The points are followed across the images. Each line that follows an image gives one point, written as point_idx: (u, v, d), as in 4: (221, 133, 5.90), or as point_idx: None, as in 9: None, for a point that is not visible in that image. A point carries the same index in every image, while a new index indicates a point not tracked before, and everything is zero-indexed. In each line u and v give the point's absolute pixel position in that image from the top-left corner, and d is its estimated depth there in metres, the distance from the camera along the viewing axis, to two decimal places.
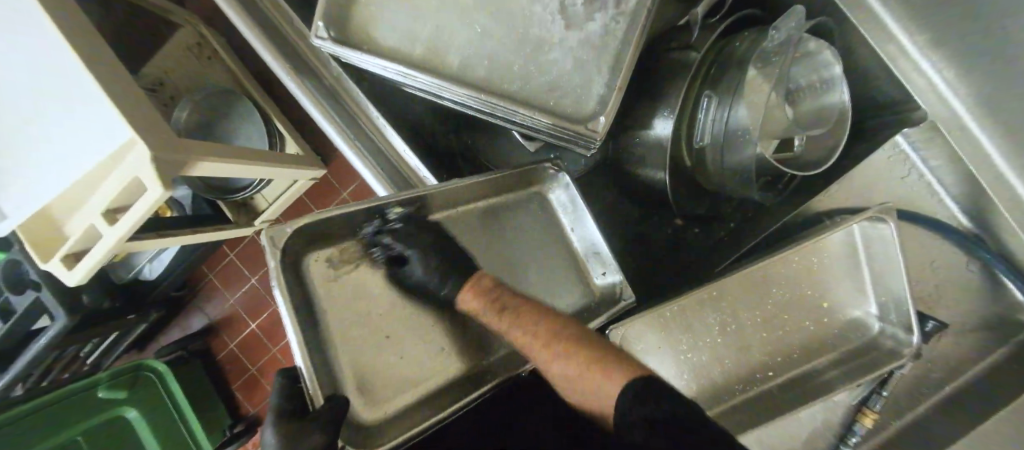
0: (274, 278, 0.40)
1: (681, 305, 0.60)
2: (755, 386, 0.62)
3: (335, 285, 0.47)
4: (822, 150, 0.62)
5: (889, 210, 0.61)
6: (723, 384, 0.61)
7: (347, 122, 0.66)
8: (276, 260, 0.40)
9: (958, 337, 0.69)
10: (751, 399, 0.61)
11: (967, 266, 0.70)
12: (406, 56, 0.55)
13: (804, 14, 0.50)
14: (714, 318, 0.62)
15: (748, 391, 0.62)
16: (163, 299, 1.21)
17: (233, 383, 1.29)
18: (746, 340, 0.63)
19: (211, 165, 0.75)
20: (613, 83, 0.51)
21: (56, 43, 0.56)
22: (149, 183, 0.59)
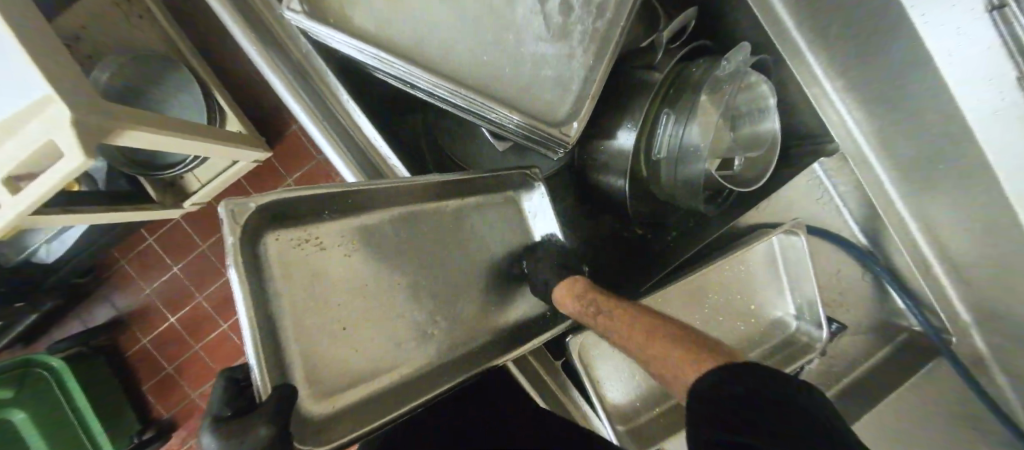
0: (232, 257, 0.33)
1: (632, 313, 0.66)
2: None
3: (302, 267, 0.40)
4: (755, 169, 0.70)
5: (800, 224, 0.71)
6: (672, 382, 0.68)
7: (314, 103, 0.63)
8: (237, 237, 0.33)
9: (856, 338, 0.80)
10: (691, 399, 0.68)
11: (863, 277, 0.82)
12: (382, 41, 0.54)
13: (750, 50, 0.58)
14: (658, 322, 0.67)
15: None
16: (60, 286, 1.06)
17: (144, 383, 1.15)
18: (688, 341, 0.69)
19: (139, 134, 0.67)
20: (585, 92, 0.54)
21: None
22: (68, 150, 0.53)
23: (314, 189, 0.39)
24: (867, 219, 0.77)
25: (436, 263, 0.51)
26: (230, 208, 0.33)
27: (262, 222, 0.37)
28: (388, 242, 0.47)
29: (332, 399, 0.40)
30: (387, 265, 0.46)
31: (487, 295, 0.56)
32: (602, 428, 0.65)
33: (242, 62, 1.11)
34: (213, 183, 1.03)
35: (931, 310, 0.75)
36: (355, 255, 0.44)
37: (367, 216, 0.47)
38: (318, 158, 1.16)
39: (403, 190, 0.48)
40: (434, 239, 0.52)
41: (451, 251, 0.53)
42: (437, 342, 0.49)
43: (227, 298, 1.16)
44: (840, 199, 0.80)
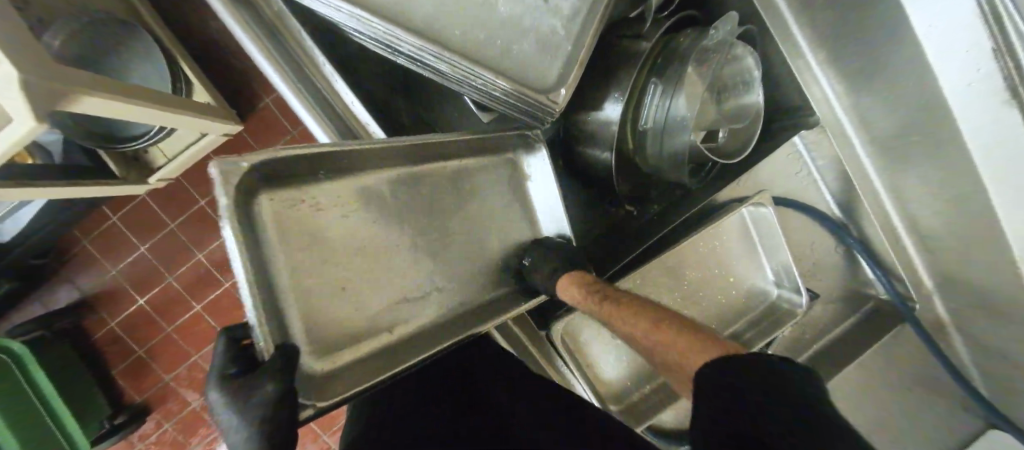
0: (226, 223, 0.33)
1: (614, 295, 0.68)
2: None
3: (294, 229, 0.42)
4: (739, 142, 0.71)
5: (767, 195, 0.70)
6: None
7: (289, 66, 0.60)
8: (230, 198, 0.33)
9: (825, 305, 0.81)
10: None
11: (835, 249, 0.82)
12: (362, 0, 0.52)
13: (736, 19, 0.57)
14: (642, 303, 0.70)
15: None
16: (16, 267, 0.99)
17: (115, 367, 1.11)
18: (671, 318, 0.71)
19: (95, 101, 0.62)
20: (574, 58, 0.52)
21: None
22: (17, 114, 0.49)
23: (304, 148, 0.38)
24: (841, 190, 0.77)
25: (424, 227, 0.52)
26: (222, 171, 0.33)
27: (253, 181, 0.38)
28: (377, 202, 0.48)
29: (327, 360, 0.43)
30: (380, 223, 0.48)
31: (472, 263, 0.56)
32: (576, 384, 0.67)
33: (209, 28, 1.05)
34: (181, 156, 0.97)
35: (897, 277, 0.76)
36: (343, 215, 0.45)
37: (359, 173, 0.47)
38: (292, 132, 1.11)
39: (398, 152, 0.48)
40: (426, 200, 0.53)
41: (443, 216, 0.53)
42: (413, 320, 0.49)
43: (201, 277, 1.12)
44: (816, 171, 0.79)
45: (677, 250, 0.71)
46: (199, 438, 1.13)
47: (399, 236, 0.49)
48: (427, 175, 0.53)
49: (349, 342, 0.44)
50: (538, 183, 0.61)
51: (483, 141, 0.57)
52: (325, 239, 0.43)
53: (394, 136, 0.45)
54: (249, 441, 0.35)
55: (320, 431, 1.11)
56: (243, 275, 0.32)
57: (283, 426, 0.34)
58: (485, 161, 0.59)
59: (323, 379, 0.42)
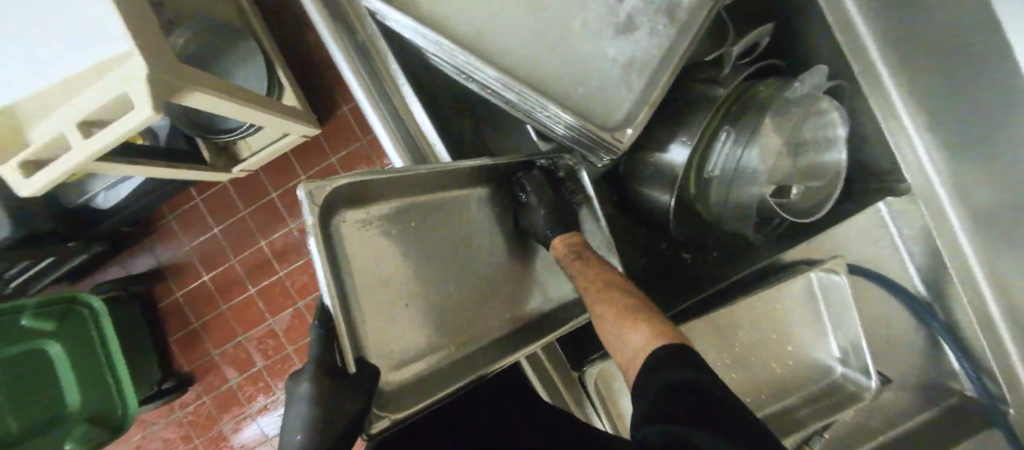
0: (312, 232, 0.36)
1: None
2: None
3: (356, 247, 0.42)
4: (811, 201, 0.66)
5: (841, 263, 0.65)
6: None
7: (372, 83, 0.64)
8: (315, 216, 0.37)
9: (898, 393, 0.72)
10: None
11: (914, 331, 0.73)
12: (449, 30, 0.55)
13: (826, 74, 0.55)
14: None
15: None
16: (110, 232, 1.12)
17: (172, 335, 1.20)
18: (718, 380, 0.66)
19: (200, 96, 0.69)
20: (645, 100, 0.52)
21: None
22: (140, 102, 0.56)
23: (375, 174, 0.41)
24: (927, 267, 0.70)
25: (470, 244, 0.54)
26: (308, 191, 0.37)
27: (335, 200, 0.40)
28: (426, 223, 0.50)
29: (398, 373, 0.44)
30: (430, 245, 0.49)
31: (513, 280, 0.58)
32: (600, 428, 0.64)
33: (307, 41, 1.16)
34: (264, 153, 1.07)
35: (989, 373, 0.66)
36: (398, 238, 0.46)
37: (415, 194, 0.49)
38: (362, 140, 1.18)
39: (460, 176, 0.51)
40: (476, 223, 0.55)
41: (484, 235, 0.55)
42: (450, 340, 0.49)
43: (259, 263, 1.20)
44: (902, 244, 0.72)
45: (731, 308, 0.66)
46: (230, 415, 1.18)
47: (445, 252, 0.51)
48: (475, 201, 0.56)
49: (394, 359, 0.44)
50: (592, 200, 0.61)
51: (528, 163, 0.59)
52: (381, 257, 0.44)
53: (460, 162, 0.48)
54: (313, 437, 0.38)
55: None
56: (324, 274, 0.36)
57: (351, 429, 0.38)
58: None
59: (396, 394, 0.43)
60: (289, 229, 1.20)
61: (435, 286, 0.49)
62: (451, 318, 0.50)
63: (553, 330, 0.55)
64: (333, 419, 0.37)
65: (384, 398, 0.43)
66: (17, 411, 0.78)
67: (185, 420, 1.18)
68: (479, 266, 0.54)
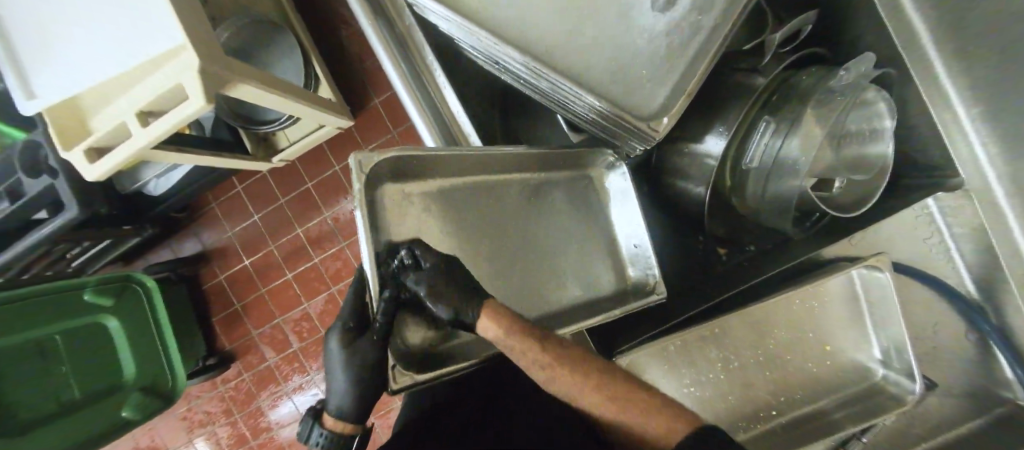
0: (358, 204, 0.39)
1: (684, 339, 0.63)
2: (759, 425, 0.63)
3: (399, 219, 0.47)
4: (855, 195, 0.63)
5: (886, 260, 0.62)
6: (726, 420, 0.62)
7: (410, 74, 0.65)
8: (362, 185, 0.40)
9: (944, 399, 0.68)
10: (751, 439, 0.62)
11: (965, 335, 0.68)
12: (483, 20, 0.56)
13: (873, 61, 0.52)
14: (716, 354, 0.63)
15: (750, 431, 0.63)
16: (161, 217, 1.19)
17: (214, 315, 1.27)
18: (749, 377, 0.64)
19: (248, 88, 0.73)
20: (682, 89, 0.51)
21: None
22: (194, 93, 0.60)
23: (421, 152, 0.44)
24: (981, 268, 0.65)
25: (505, 229, 0.56)
26: (358, 161, 0.40)
27: (376, 176, 0.44)
28: (466, 202, 0.53)
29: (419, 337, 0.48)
30: (465, 220, 0.53)
31: (547, 270, 0.57)
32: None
33: (343, 36, 1.19)
34: (300, 143, 1.11)
35: None
36: (435, 214, 0.50)
37: (453, 176, 0.52)
38: (393, 132, 1.21)
39: (499, 161, 0.53)
40: (513, 209, 0.57)
41: (520, 222, 0.57)
42: None
43: (296, 249, 1.25)
44: (952, 242, 0.68)
45: (765, 304, 0.64)
46: (268, 392, 1.24)
47: (480, 237, 0.53)
48: (506, 185, 0.57)
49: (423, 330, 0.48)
50: (616, 195, 0.63)
51: (561, 156, 0.60)
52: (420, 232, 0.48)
53: (495, 148, 0.50)
54: (346, 385, 0.47)
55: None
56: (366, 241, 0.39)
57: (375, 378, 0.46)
58: (565, 175, 0.63)
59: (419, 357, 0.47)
60: (323, 218, 1.24)
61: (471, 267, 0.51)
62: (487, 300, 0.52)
63: (583, 320, 0.55)
64: (360, 367, 0.46)
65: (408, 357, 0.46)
66: (82, 377, 0.85)
67: (227, 396, 1.25)
68: (512, 252, 0.55)
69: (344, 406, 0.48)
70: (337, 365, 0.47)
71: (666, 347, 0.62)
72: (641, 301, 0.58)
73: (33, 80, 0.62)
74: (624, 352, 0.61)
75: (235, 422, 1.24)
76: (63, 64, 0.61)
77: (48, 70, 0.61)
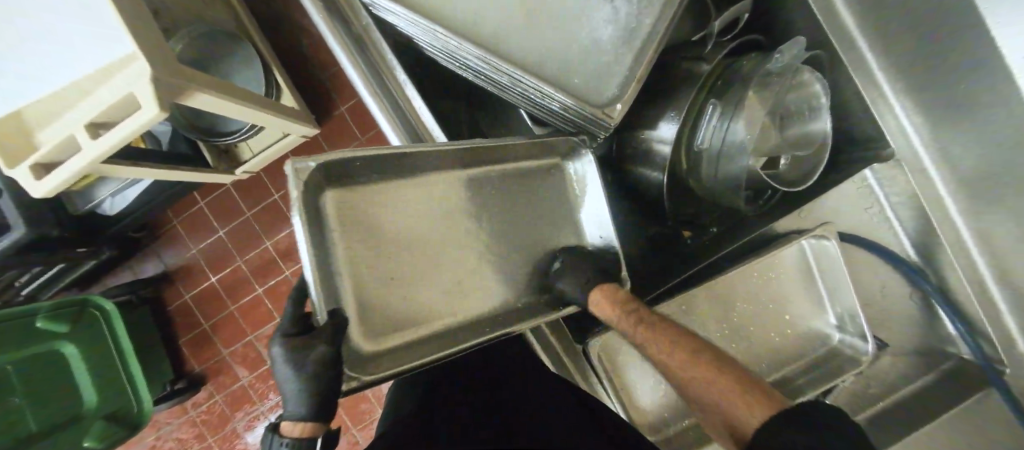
0: (295, 212, 0.38)
1: None
2: None
3: (353, 220, 0.46)
4: (801, 172, 0.67)
5: (831, 228, 0.67)
6: None
7: (371, 75, 0.65)
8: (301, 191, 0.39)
9: (895, 358, 0.72)
10: None
11: (909, 297, 0.73)
12: (438, 18, 0.57)
13: (804, 43, 0.55)
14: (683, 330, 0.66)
15: None
16: (118, 238, 1.14)
17: (182, 336, 1.22)
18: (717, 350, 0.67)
19: (209, 98, 0.73)
20: (632, 76, 0.54)
21: None
22: (146, 102, 0.58)
23: (356, 153, 0.43)
24: (919, 233, 0.70)
25: (473, 221, 0.55)
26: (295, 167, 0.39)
27: (338, 173, 0.44)
28: (428, 196, 0.52)
29: (377, 342, 0.46)
30: (428, 214, 0.52)
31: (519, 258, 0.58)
32: (609, 405, 0.65)
33: (304, 43, 1.18)
34: (265, 153, 1.09)
35: (985, 336, 0.65)
36: (393, 213, 0.49)
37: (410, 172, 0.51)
38: (360, 138, 1.20)
39: (459, 156, 0.53)
40: (483, 200, 0.56)
41: (488, 214, 0.56)
42: (448, 313, 0.51)
43: (266, 263, 1.22)
44: (891, 211, 0.73)
45: (727, 281, 0.68)
46: (243, 412, 1.20)
47: (447, 229, 0.53)
48: (475, 178, 0.56)
49: (388, 327, 0.47)
50: (586, 187, 0.62)
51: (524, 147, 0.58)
52: (376, 232, 0.48)
53: (461, 140, 0.50)
54: (295, 389, 0.44)
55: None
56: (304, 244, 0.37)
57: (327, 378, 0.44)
58: (530, 166, 0.61)
59: (371, 358, 0.46)
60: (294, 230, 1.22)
61: (439, 260, 0.51)
62: (459, 295, 0.52)
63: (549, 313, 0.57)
64: (311, 366, 0.43)
65: (356, 359, 0.45)
66: (38, 409, 0.80)
67: (199, 420, 1.20)
68: (484, 242, 0.55)
69: (301, 411, 0.44)
70: (281, 370, 0.45)
71: None
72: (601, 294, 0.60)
73: None
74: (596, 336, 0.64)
75: (209, 446, 1.20)
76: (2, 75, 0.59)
77: None
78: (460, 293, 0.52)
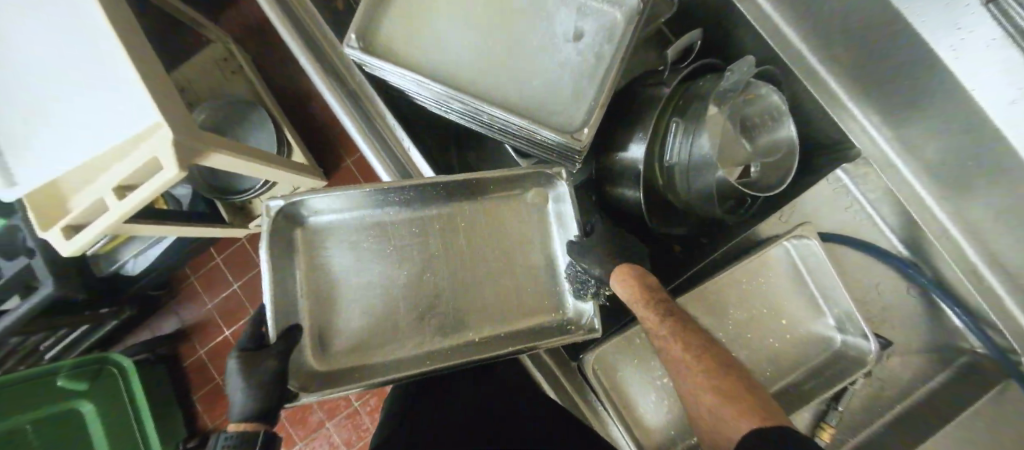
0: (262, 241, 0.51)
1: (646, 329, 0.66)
2: None
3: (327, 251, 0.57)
4: (774, 178, 0.68)
5: (811, 227, 0.68)
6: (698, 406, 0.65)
7: (366, 124, 0.73)
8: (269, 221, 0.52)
9: (903, 357, 0.71)
10: None
11: (907, 292, 0.73)
12: (420, 69, 0.64)
13: (752, 61, 0.59)
14: None
15: None
16: (139, 298, 1.19)
17: (196, 391, 1.24)
18: None
19: (224, 157, 0.80)
20: (596, 103, 0.59)
21: (111, 43, 0.66)
22: (167, 163, 0.65)
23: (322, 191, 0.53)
24: (903, 228, 0.71)
25: (451, 248, 0.61)
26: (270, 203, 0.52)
27: None
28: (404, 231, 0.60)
29: (336, 362, 0.54)
30: (401, 247, 0.59)
31: (504, 277, 0.62)
32: (610, 425, 0.64)
33: (311, 105, 1.29)
34: None
35: (992, 325, 0.64)
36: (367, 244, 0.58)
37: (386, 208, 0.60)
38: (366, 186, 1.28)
39: (431, 194, 0.59)
40: (461, 230, 0.62)
41: (471, 241, 0.62)
42: (415, 335, 0.57)
43: None
44: (871, 207, 0.75)
45: (717, 289, 0.69)
46: None
47: (418, 260, 0.59)
48: (453, 210, 0.62)
49: (351, 351, 0.55)
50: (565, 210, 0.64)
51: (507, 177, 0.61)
52: (346, 262, 0.57)
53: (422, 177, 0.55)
54: (245, 396, 0.49)
55: (351, 397, 1.16)
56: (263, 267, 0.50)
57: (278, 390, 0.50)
58: (519, 190, 0.64)
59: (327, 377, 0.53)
60: None
61: (407, 287, 0.58)
62: (426, 319, 0.58)
63: (556, 338, 0.58)
64: (261, 378, 0.49)
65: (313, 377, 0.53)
66: None
67: None
68: (461, 269, 0.60)
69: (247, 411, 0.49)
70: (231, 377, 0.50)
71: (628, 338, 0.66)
72: (575, 335, 0.59)
73: (13, 167, 0.67)
74: (588, 352, 0.64)
75: None
76: (44, 148, 0.66)
77: (28, 156, 0.67)
78: (428, 317, 0.58)
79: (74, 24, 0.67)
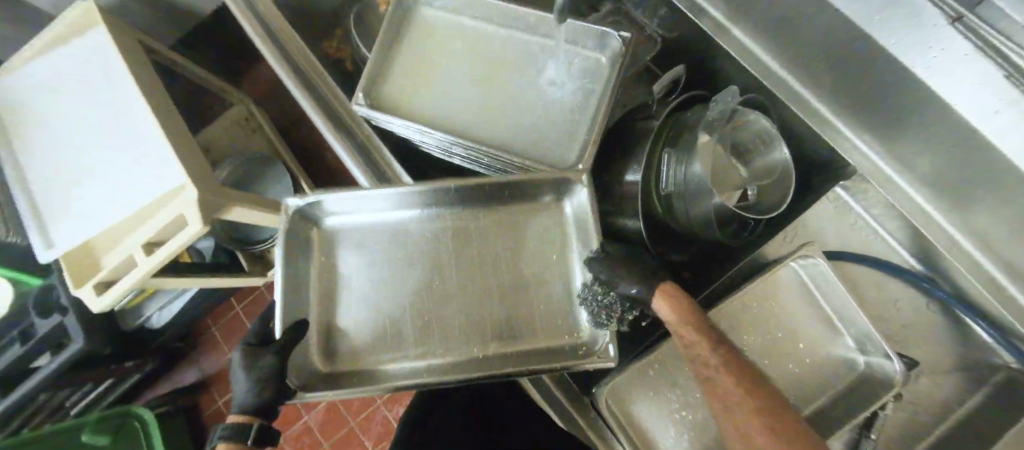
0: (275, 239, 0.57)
1: (658, 359, 0.66)
2: None
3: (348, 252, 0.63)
4: (772, 200, 0.69)
5: (816, 247, 0.66)
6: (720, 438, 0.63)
7: (373, 173, 0.74)
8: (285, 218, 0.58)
9: (931, 377, 0.68)
10: None
11: (926, 307, 0.71)
12: (422, 119, 0.69)
13: (736, 90, 0.63)
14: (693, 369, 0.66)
15: None
16: (162, 350, 1.22)
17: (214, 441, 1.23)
18: None
19: (244, 210, 0.85)
20: (589, 140, 0.61)
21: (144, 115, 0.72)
22: (191, 219, 0.69)
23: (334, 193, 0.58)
24: (912, 242, 0.70)
25: (461, 256, 0.64)
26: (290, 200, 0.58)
27: None
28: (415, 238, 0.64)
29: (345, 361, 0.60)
30: (410, 254, 0.63)
31: (514, 291, 0.63)
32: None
33: None
34: None
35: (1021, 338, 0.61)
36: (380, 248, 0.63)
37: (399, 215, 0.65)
38: None
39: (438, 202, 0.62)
40: (472, 239, 0.64)
41: (482, 251, 0.64)
42: (417, 343, 0.60)
43: None
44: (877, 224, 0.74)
45: (727, 315, 0.68)
46: None
47: (425, 266, 0.63)
48: (459, 219, 0.65)
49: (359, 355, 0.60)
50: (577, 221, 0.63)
51: (518, 187, 0.62)
52: (362, 264, 0.63)
53: (422, 183, 0.58)
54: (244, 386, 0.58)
55: (368, 443, 1.15)
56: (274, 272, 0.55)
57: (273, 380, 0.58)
58: (530, 202, 0.65)
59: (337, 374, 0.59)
60: None
61: (415, 292, 0.62)
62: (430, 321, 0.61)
63: (571, 360, 0.56)
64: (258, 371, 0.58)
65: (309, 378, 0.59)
66: None
67: None
68: (469, 277, 0.63)
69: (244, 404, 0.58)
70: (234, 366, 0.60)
71: (641, 369, 0.65)
72: (589, 360, 0.55)
73: (52, 231, 0.73)
74: (600, 385, 0.63)
75: None
76: (81, 210, 0.72)
77: (66, 220, 0.72)
78: (432, 322, 0.61)
79: (112, 100, 0.75)
